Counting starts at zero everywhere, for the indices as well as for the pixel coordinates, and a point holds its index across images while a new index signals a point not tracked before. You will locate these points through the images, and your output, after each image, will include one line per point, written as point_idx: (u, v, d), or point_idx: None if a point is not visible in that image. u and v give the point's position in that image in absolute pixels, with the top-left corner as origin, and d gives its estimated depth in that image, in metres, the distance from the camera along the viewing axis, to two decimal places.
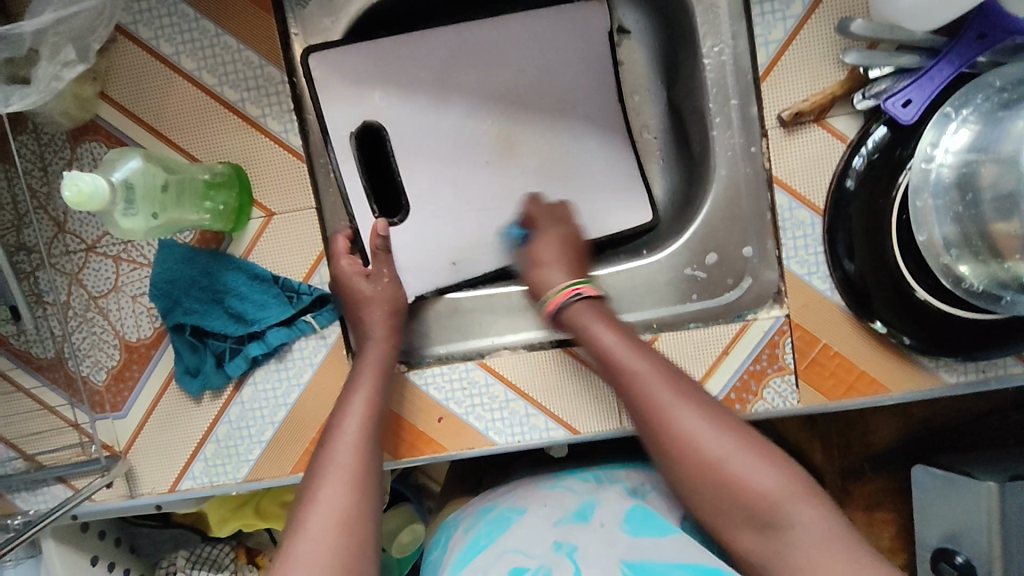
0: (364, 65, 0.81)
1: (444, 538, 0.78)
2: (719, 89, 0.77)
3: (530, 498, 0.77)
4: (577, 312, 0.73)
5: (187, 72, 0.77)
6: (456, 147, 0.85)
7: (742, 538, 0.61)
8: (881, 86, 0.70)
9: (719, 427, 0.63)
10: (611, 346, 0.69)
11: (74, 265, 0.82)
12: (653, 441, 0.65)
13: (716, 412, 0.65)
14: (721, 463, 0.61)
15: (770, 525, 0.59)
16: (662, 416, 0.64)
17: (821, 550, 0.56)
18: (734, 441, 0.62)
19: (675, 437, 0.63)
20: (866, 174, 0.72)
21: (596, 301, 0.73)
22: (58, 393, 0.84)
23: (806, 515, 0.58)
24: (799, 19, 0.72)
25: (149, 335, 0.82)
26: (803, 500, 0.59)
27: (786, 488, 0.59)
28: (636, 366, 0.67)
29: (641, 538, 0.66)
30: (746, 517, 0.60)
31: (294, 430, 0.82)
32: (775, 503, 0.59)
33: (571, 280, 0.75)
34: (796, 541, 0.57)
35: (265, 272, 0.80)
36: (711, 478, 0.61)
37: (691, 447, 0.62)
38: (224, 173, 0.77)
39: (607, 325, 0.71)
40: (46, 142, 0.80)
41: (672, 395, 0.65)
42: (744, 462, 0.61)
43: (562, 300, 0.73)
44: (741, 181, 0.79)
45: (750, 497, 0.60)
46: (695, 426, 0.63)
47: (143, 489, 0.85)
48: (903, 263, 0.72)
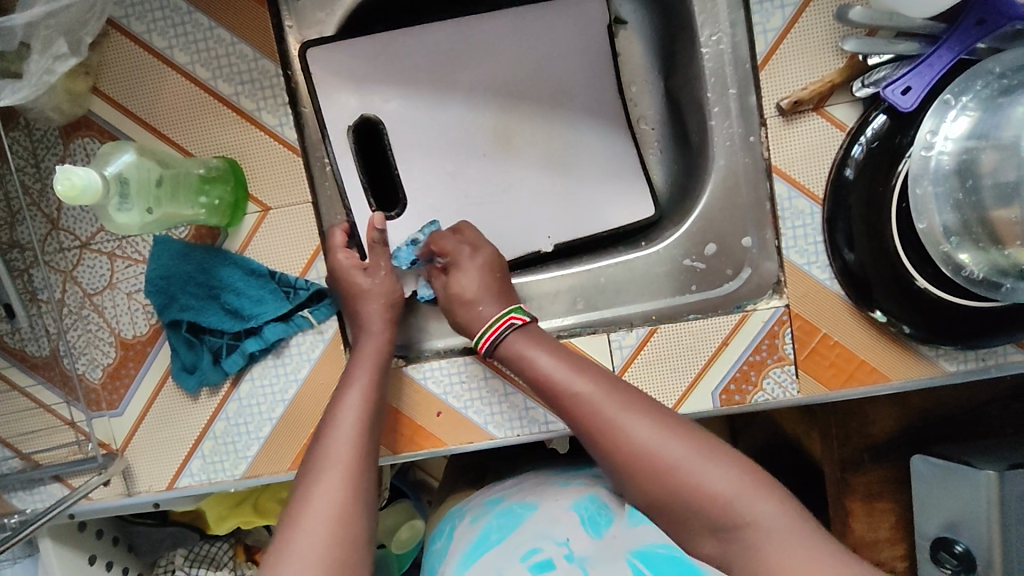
0: (359, 57, 0.80)
1: (448, 530, 0.77)
2: (717, 79, 0.77)
3: (542, 493, 0.76)
4: (514, 338, 0.72)
5: (180, 66, 0.77)
6: (452, 140, 0.84)
7: (706, 543, 0.61)
8: (880, 74, 0.70)
9: (667, 436, 0.63)
10: (553, 367, 0.68)
11: (68, 262, 0.81)
12: (607, 460, 0.65)
13: (664, 419, 0.65)
14: (676, 471, 0.61)
15: (731, 524, 0.59)
16: (612, 434, 0.64)
17: (784, 538, 0.57)
18: (682, 446, 0.62)
19: (627, 453, 0.63)
20: (866, 163, 0.71)
21: (532, 326, 0.73)
22: (53, 392, 0.83)
23: (762, 509, 0.58)
24: (797, 7, 0.72)
25: (145, 332, 0.82)
26: (758, 493, 0.59)
27: (740, 483, 0.60)
28: (581, 388, 0.67)
29: (643, 526, 0.66)
30: (707, 521, 0.60)
31: (292, 426, 0.82)
32: (733, 500, 0.59)
33: (503, 312, 0.74)
34: (756, 536, 0.58)
35: (262, 267, 0.79)
36: (669, 488, 0.61)
37: (645, 459, 0.62)
38: (218, 168, 0.76)
39: (545, 348, 0.71)
40: (39, 138, 0.79)
41: (619, 410, 0.65)
42: (698, 464, 0.61)
43: (497, 333, 0.73)
44: (740, 172, 0.79)
45: (709, 500, 0.60)
46: (647, 439, 0.63)
47: (140, 487, 0.84)
48: (904, 252, 0.70)
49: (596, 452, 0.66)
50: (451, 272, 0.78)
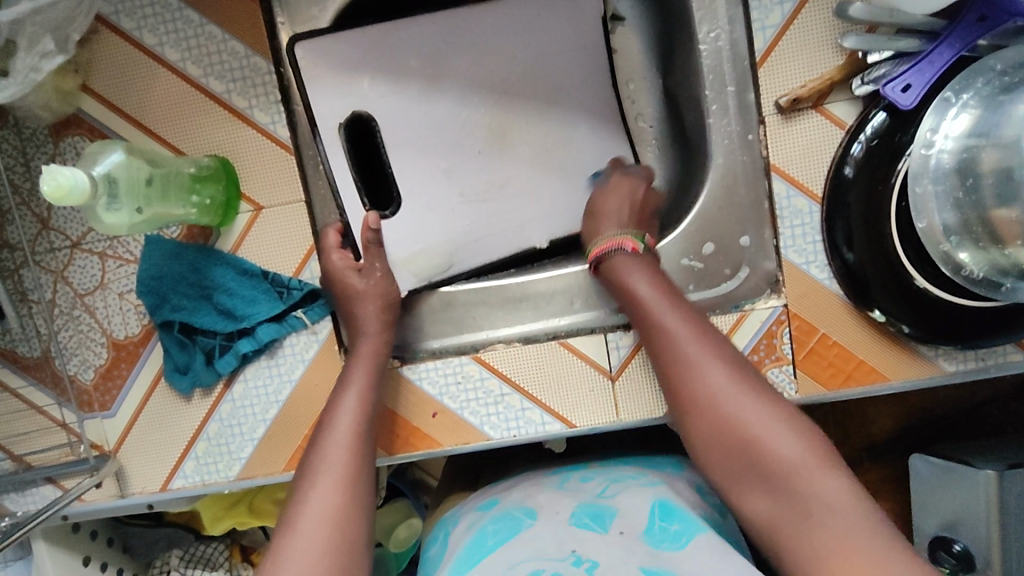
0: (353, 54, 0.79)
1: (444, 535, 0.77)
2: (715, 75, 0.76)
3: (533, 498, 0.76)
4: (623, 265, 0.72)
5: (171, 63, 0.76)
6: (447, 137, 0.83)
7: (755, 502, 0.60)
8: (880, 71, 0.69)
9: (749, 390, 0.63)
10: (648, 297, 0.69)
11: (59, 262, 0.80)
12: (679, 396, 0.66)
13: (747, 377, 0.64)
14: (748, 426, 0.60)
15: (788, 489, 0.58)
16: (692, 370, 0.64)
17: (841, 517, 0.54)
18: (763, 405, 0.62)
19: (704, 393, 0.63)
20: (865, 161, 0.70)
21: (644, 256, 0.72)
22: (45, 393, 0.82)
23: (825, 484, 0.56)
24: (795, 4, 0.71)
25: (137, 332, 0.81)
26: (823, 471, 0.57)
27: (809, 457, 0.58)
28: (671, 322, 0.67)
29: (662, 550, 0.63)
30: (763, 481, 0.59)
31: (286, 428, 0.81)
32: (797, 468, 0.58)
33: (619, 232, 0.74)
34: (813, 509, 0.56)
35: (255, 267, 0.78)
36: (736, 438, 0.61)
37: (717, 403, 0.62)
38: (210, 166, 0.75)
39: (646, 276, 0.70)
40: (28, 137, 0.78)
41: (702, 352, 0.65)
42: (769, 424, 0.60)
43: (607, 249, 0.73)
44: (738, 170, 0.77)
45: (777, 462, 0.58)
46: (725, 386, 0.63)
47: (134, 489, 0.84)
48: (902, 250, 0.70)
49: (670, 388, 0.67)
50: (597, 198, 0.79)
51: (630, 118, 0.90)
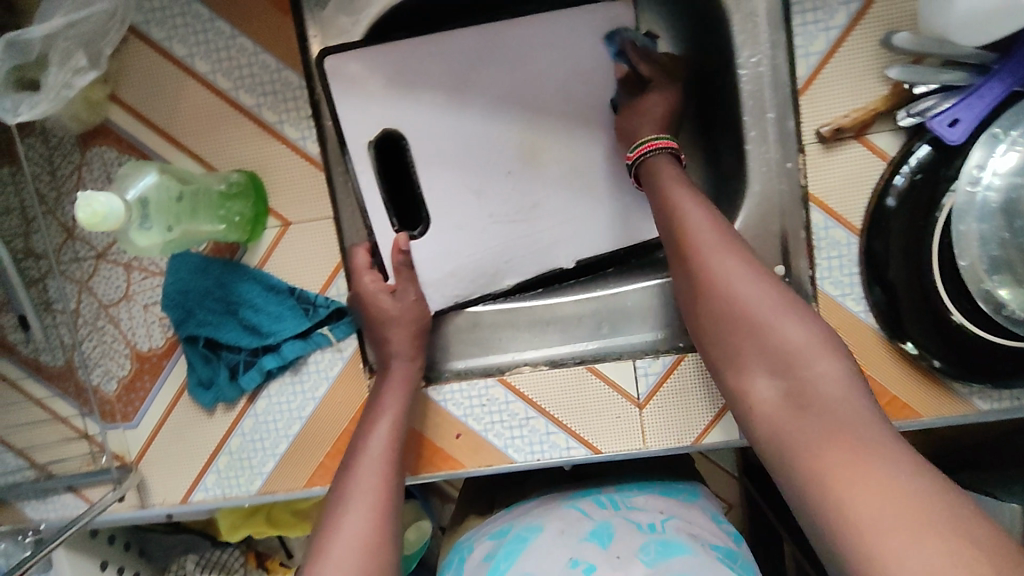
0: (386, 70, 0.78)
1: (459, 560, 0.76)
2: (755, 102, 0.75)
3: (547, 518, 0.75)
4: (653, 164, 0.70)
5: (201, 75, 0.75)
6: (478, 155, 0.81)
7: (755, 384, 0.58)
8: (927, 104, 0.67)
9: (760, 279, 0.60)
10: (670, 195, 0.66)
11: (83, 273, 0.80)
12: (690, 284, 0.63)
13: (761, 268, 0.61)
14: (757, 313, 0.58)
15: (789, 369, 0.55)
16: (701, 257, 0.62)
17: (837, 397, 0.53)
18: (776, 295, 0.59)
19: (717, 280, 0.60)
20: (908, 193, 0.69)
21: (677, 161, 0.70)
22: (68, 403, 0.82)
23: (827, 366, 0.55)
24: (842, 30, 0.70)
25: (161, 344, 0.80)
26: (826, 357, 0.55)
27: (813, 345, 0.56)
28: (691, 214, 0.64)
29: (658, 564, 0.63)
30: (767, 361, 0.57)
31: (309, 444, 0.81)
32: (799, 351, 0.56)
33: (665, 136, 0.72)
34: (812, 394, 0.54)
35: (282, 283, 0.77)
36: (745, 326, 0.58)
37: (727, 287, 0.60)
38: (240, 182, 0.74)
39: (670, 174, 0.69)
40: (55, 145, 0.77)
41: (717, 241, 0.62)
42: (778, 315, 0.58)
43: (647, 152, 0.71)
44: (775, 198, 0.76)
45: (782, 345, 0.56)
46: (737, 274, 0.60)
47: (154, 500, 0.83)
48: (944, 289, 0.68)
49: (682, 277, 0.64)
50: (650, 91, 0.78)
51: None
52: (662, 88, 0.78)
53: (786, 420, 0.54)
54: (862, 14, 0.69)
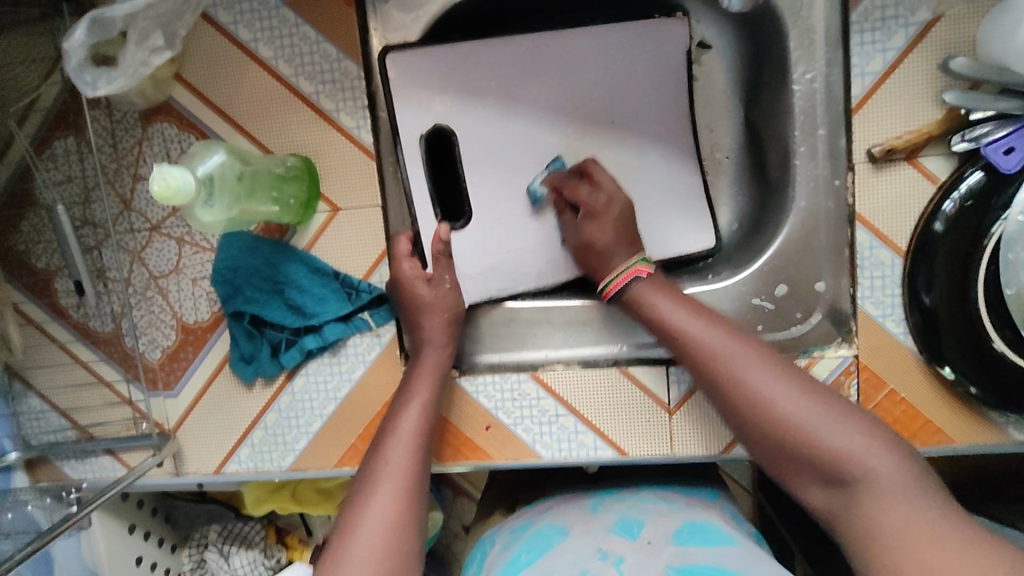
0: (442, 67, 0.80)
1: (481, 556, 0.75)
2: (807, 117, 0.75)
3: (570, 517, 0.75)
4: (642, 292, 0.71)
5: (264, 60, 0.77)
6: (528, 154, 0.83)
7: (807, 490, 0.61)
8: (982, 130, 0.67)
9: (789, 385, 0.62)
10: (675, 317, 0.68)
11: (137, 244, 0.82)
12: (722, 398, 0.65)
13: (789, 372, 0.63)
14: (796, 423, 0.60)
15: (844, 476, 0.58)
16: (732, 379, 0.63)
17: (899, 490, 0.55)
18: (809, 397, 0.61)
19: (751, 399, 0.62)
20: (957, 220, 0.69)
21: (659, 280, 0.72)
22: (113, 368, 0.84)
23: (881, 463, 0.57)
24: (899, 52, 0.70)
25: (207, 318, 0.82)
26: (876, 452, 0.57)
27: (860, 441, 0.58)
28: (704, 336, 0.66)
29: (688, 548, 0.65)
30: (816, 470, 0.59)
31: (343, 425, 0.83)
32: (853, 455, 0.57)
33: (631, 261, 0.73)
34: (866, 492, 0.56)
35: (327, 267, 0.79)
36: (791, 439, 0.60)
37: (763, 405, 0.61)
38: (295, 167, 0.77)
39: (672, 299, 0.70)
40: (118, 119, 0.80)
41: (740, 358, 0.64)
42: (816, 418, 0.60)
43: (625, 282, 0.72)
44: (820, 215, 0.76)
45: (831, 453, 0.58)
46: (770, 388, 0.62)
47: (189, 469, 0.86)
48: (988, 319, 0.68)
49: (714, 395, 0.66)
50: (587, 221, 0.76)
51: (706, 146, 0.89)
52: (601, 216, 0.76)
53: (843, 513, 0.58)
54: (920, 37, 0.69)
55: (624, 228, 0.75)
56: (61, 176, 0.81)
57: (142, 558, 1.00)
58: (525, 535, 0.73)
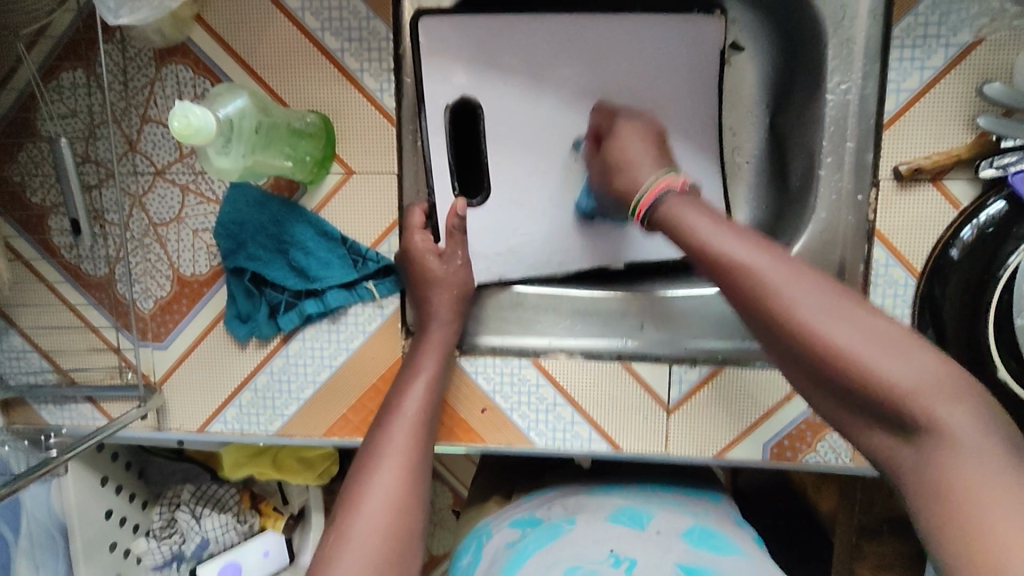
0: (471, 38, 0.78)
1: (477, 546, 0.74)
2: (837, 128, 0.74)
3: (578, 510, 0.74)
4: (673, 210, 0.59)
5: (290, 11, 0.74)
6: (550, 137, 0.81)
7: (876, 437, 0.50)
8: (1010, 158, 0.67)
9: (849, 311, 0.50)
10: (706, 237, 0.55)
11: (139, 187, 0.79)
12: (766, 329, 0.52)
13: (849, 303, 0.50)
14: (859, 361, 0.48)
15: (910, 425, 0.47)
16: (779, 306, 0.51)
17: (974, 450, 0.45)
18: (875, 332, 0.49)
19: (807, 333, 0.50)
20: (973, 247, 0.69)
21: (696, 196, 0.59)
22: (102, 314, 0.82)
23: (950, 415, 0.46)
24: (937, 72, 0.69)
25: (205, 272, 0.80)
26: (951, 401, 0.46)
27: (938, 386, 0.47)
28: (742, 255, 0.53)
29: (700, 549, 0.66)
30: (877, 414, 0.49)
31: (334, 394, 0.81)
32: (926, 397, 0.46)
33: (662, 173, 0.62)
34: (943, 445, 0.46)
35: (336, 231, 0.77)
36: (848, 375, 0.49)
37: (816, 337, 0.49)
38: (314, 124, 0.74)
39: (705, 217, 0.56)
40: (131, 56, 0.76)
41: (788, 285, 0.51)
42: (886, 357, 0.48)
43: (656, 194, 0.60)
44: (839, 225, 0.76)
45: (897, 394, 0.47)
46: (825, 319, 0.49)
47: (171, 424, 0.84)
48: (995, 348, 0.69)
49: (757, 325, 0.53)
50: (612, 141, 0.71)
51: (727, 149, 0.88)
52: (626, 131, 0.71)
53: (907, 461, 0.48)
54: (959, 59, 0.69)
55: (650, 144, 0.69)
56: (66, 110, 0.77)
57: (112, 512, 0.97)
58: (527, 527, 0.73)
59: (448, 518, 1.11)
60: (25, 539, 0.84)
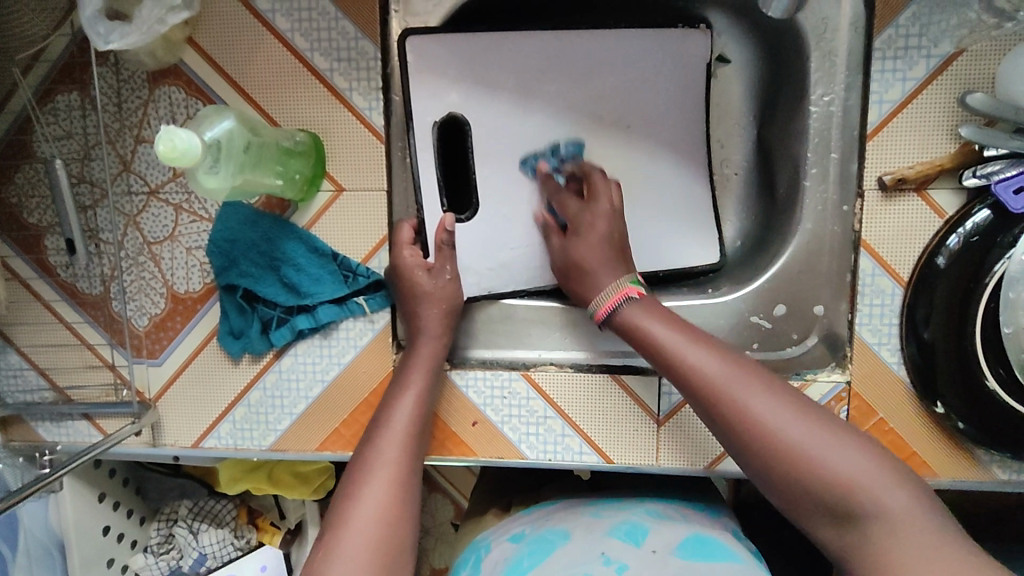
0: (459, 56, 0.79)
1: (474, 560, 0.73)
2: (821, 139, 0.75)
3: (572, 524, 0.74)
4: (629, 314, 0.68)
5: (280, 32, 0.75)
6: (539, 152, 0.82)
7: (823, 529, 0.56)
8: (993, 168, 0.67)
9: (793, 411, 0.58)
10: (665, 338, 0.64)
11: (133, 207, 0.80)
12: (720, 430, 0.61)
13: (795, 399, 0.60)
14: (804, 451, 0.56)
15: (852, 513, 0.54)
16: (735, 403, 0.59)
17: (908, 529, 0.52)
18: (816, 429, 0.57)
19: (758, 429, 0.58)
20: (959, 255, 0.69)
21: (653, 301, 0.69)
22: (98, 332, 0.82)
23: (891, 496, 0.53)
24: (919, 83, 0.70)
25: (198, 289, 0.81)
26: (887, 486, 0.54)
27: (874, 474, 0.54)
28: (700, 360, 0.62)
29: (697, 564, 0.64)
30: (824, 506, 0.55)
31: (327, 409, 0.81)
32: (859, 484, 0.54)
33: (620, 280, 0.70)
34: (880, 526, 0.53)
35: (326, 247, 0.78)
36: (793, 469, 0.56)
37: (767, 430, 0.57)
38: (304, 143, 0.75)
39: (662, 319, 0.66)
40: (125, 78, 0.78)
41: (740, 385, 0.60)
42: (826, 447, 0.56)
43: (614, 303, 0.69)
44: (825, 238, 0.77)
45: (834, 485, 0.54)
46: (774, 415, 0.58)
47: (167, 440, 0.84)
48: (982, 357, 0.67)
49: (714, 426, 0.61)
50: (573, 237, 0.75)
51: (715, 161, 0.88)
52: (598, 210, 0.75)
53: (851, 546, 0.54)
54: (941, 70, 0.69)
55: (614, 249, 0.73)
56: (61, 132, 0.79)
57: (110, 528, 0.98)
58: (523, 541, 0.72)
59: (448, 531, 1.11)
60: (22, 556, 0.86)
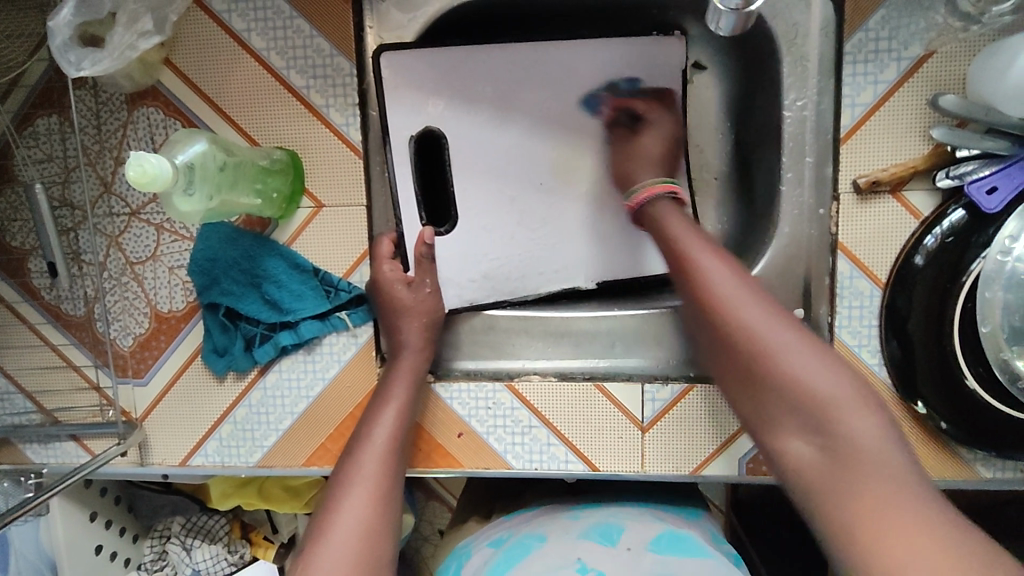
0: (435, 70, 0.79)
1: (457, 562, 0.75)
2: (796, 144, 0.76)
3: (551, 525, 0.75)
4: (652, 208, 0.67)
5: (256, 51, 0.76)
6: (517, 161, 0.83)
7: (791, 447, 0.55)
8: (966, 168, 0.67)
9: (785, 328, 0.57)
10: (674, 244, 0.63)
11: (115, 228, 0.81)
12: (712, 333, 0.59)
13: (788, 319, 0.58)
14: (783, 362, 0.55)
15: (820, 429, 0.53)
16: (726, 308, 0.58)
17: (872, 456, 0.51)
18: (804, 346, 0.56)
19: (747, 333, 0.57)
20: (936, 254, 0.69)
21: (682, 205, 0.67)
22: (83, 353, 0.83)
23: (858, 422, 0.52)
24: (890, 85, 0.70)
25: (182, 308, 0.81)
26: (861, 410, 0.53)
27: (847, 394, 0.53)
28: (706, 262, 0.60)
29: (666, 557, 0.69)
30: (797, 421, 0.54)
31: (312, 424, 0.81)
32: (835, 405, 0.53)
33: (661, 181, 0.69)
34: (848, 449, 0.51)
35: (307, 263, 0.79)
36: (772, 380, 0.55)
37: (754, 339, 0.56)
38: (282, 160, 0.76)
39: (672, 218, 0.66)
40: (104, 101, 0.78)
41: (738, 290, 0.58)
42: (806, 362, 0.55)
43: (647, 198, 0.68)
44: (803, 242, 0.77)
45: (811, 400, 0.53)
46: (762, 323, 0.57)
47: (154, 459, 0.85)
48: (961, 355, 0.67)
49: (703, 327, 0.60)
50: (642, 131, 0.79)
51: (694, 167, 0.89)
52: (658, 124, 0.79)
53: (812, 464, 0.53)
54: (911, 72, 0.70)
55: (671, 156, 0.77)
56: (42, 155, 0.79)
57: (102, 547, 0.98)
58: (502, 546, 0.73)
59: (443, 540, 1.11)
60: None
